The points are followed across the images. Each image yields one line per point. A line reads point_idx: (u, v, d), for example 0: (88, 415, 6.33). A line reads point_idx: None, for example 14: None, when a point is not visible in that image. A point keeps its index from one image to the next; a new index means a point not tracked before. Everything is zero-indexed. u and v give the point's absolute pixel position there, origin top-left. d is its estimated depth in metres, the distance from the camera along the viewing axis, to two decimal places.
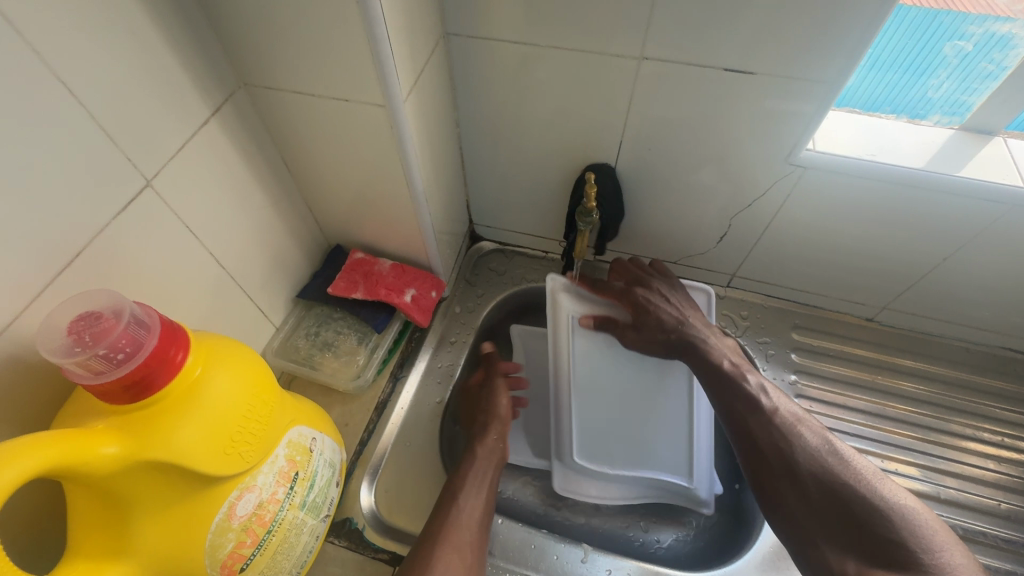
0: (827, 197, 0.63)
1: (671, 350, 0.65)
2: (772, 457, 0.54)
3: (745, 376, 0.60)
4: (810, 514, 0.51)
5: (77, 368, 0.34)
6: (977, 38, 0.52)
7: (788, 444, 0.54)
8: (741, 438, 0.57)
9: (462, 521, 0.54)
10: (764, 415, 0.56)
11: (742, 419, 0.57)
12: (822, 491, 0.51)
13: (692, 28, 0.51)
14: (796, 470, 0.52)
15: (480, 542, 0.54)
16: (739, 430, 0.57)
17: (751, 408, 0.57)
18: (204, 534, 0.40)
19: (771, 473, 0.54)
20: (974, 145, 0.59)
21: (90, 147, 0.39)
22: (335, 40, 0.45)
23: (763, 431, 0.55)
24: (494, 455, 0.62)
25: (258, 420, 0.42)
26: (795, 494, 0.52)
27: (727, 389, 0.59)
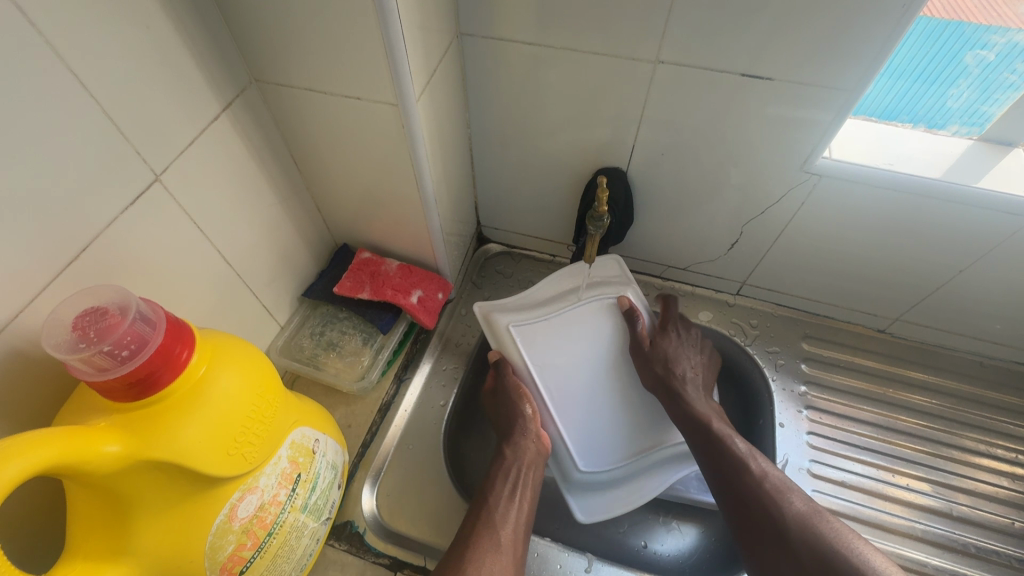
0: (842, 206, 0.62)
1: (658, 389, 0.65)
2: (750, 511, 0.53)
3: (734, 440, 0.58)
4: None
5: (80, 364, 0.33)
6: (999, 48, 0.51)
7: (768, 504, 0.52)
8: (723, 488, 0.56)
9: (494, 524, 0.53)
10: (750, 471, 0.55)
11: (723, 469, 0.56)
12: (805, 554, 0.48)
13: (710, 33, 0.50)
14: (774, 529, 0.51)
15: (518, 550, 0.53)
16: (721, 479, 0.56)
17: (736, 468, 0.56)
18: (205, 536, 0.39)
19: (748, 527, 0.53)
20: (993, 156, 0.58)
21: (99, 140, 0.39)
22: (349, 37, 0.44)
23: (742, 485, 0.54)
24: (528, 453, 0.60)
25: (262, 421, 0.41)
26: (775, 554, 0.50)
27: (708, 443, 0.59)
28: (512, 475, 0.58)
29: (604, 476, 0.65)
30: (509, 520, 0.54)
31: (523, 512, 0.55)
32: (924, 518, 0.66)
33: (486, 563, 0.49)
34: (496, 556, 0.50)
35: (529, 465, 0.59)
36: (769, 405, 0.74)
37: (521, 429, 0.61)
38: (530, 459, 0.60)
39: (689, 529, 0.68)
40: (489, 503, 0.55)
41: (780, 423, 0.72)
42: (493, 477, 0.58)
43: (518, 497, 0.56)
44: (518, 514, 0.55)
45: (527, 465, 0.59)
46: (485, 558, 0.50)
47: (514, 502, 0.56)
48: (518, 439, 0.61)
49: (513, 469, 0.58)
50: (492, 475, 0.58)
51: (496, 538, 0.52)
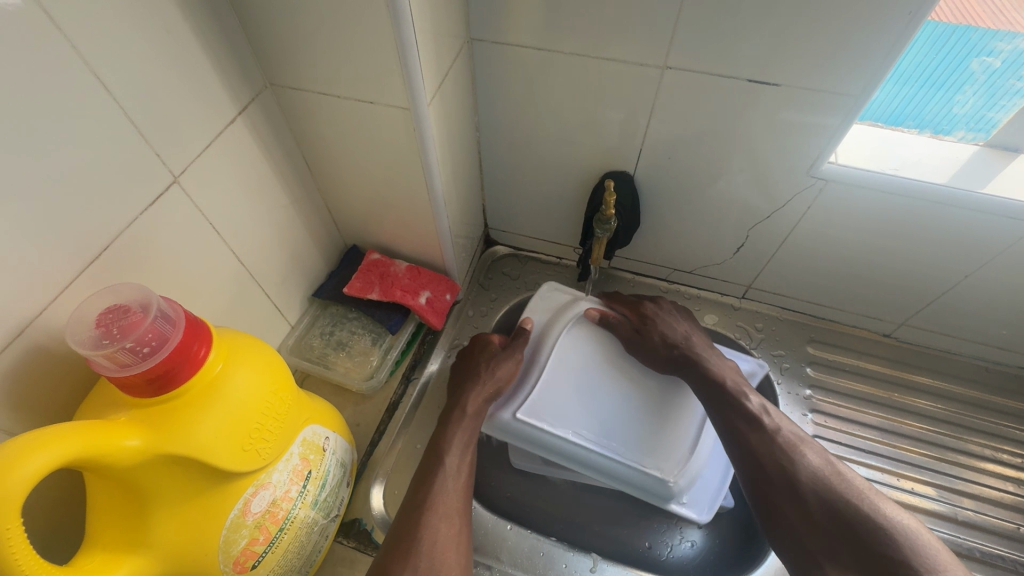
0: (849, 211, 0.62)
1: (672, 367, 0.64)
2: (774, 473, 0.54)
3: (746, 395, 0.60)
4: (810, 532, 0.51)
5: (103, 360, 0.34)
6: (1005, 55, 0.52)
7: (788, 463, 0.54)
8: (746, 456, 0.56)
9: (447, 490, 0.54)
10: (766, 431, 0.57)
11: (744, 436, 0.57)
12: (823, 509, 0.51)
13: (717, 38, 0.51)
14: (797, 488, 0.53)
15: (466, 508, 0.54)
16: (740, 443, 0.57)
17: (755, 433, 0.57)
18: (219, 530, 0.40)
19: (772, 488, 0.54)
20: (1000, 163, 0.58)
21: (120, 141, 0.40)
22: (364, 44, 0.45)
23: (763, 448, 0.56)
24: (475, 418, 0.60)
25: (275, 418, 0.42)
26: (798, 511, 0.52)
27: (733, 419, 0.58)
28: (463, 437, 0.58)
29: (696, 467, 0.62)
30: (456, 484, 0.55)
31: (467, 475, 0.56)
32: (929, 522, 0.66)
33: (441, 530, 0.50)
34: (450, 523, 0.51)
35: (471, 425, 0.60)
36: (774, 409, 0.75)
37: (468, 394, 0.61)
38: (475, 420, 0.60)
39: (695, 531, 0.68)
40: (441, 467, 0.55)
41: None
42: (447, 442, 0.58)
43: (466, 458, 0.57)
44: (463, 475, 0.56)
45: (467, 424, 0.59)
46: (439, 525, 0.51)
47: (464, 465, 0.56)
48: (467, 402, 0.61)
49: (462, 434, 0.58)
50: (445, 441, 0.58)
51: (448, 503, 0.53)
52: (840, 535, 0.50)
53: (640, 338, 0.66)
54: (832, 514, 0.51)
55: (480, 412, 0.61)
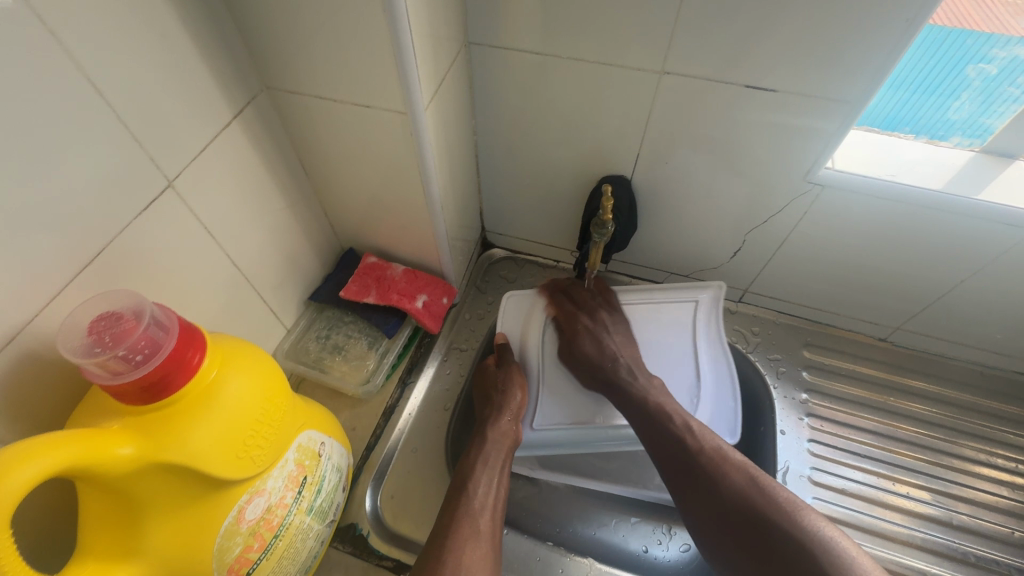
0: (845, 216, 0.62)
1: (598, 384, 0.65)
2: (699, 490, 0.53)
3: (671, 416, 0.58)
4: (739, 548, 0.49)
5: (95, 368, 0.33)
6: (1001, 62, 0.52)
7: (711, 479, 0.53)
8: (673, 473, 0.55)
9: (474, 508, 0.53)
10: (692, 448, 0.55)
11: (669, 453, 0.56)
12: (744, 526, 0.49)
13: (715, 44, 0.51)
14: (722, 503, 0.51)
15: (494, 533, 0.53)
16: (668, 461, 0.56)
17: (675, 451, 0.56)
18: (213, 538, 0.40)
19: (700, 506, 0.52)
20: (995, 169, 0.58)
21: (114, 145, 0.39)
22: (361, 48, 0.45)
23: (687, 463, 0.54)
24: (506, 439, 0.61)
25: (270, 425, 0.42)
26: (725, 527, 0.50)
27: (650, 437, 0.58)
28: (490, 458, 0.59)
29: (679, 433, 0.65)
30: (484, 503, 0.55)
31: (498, 498, 0.56)
32: (924, 527, 0.67)
33: (467, 552, 0.49)
34: (476, 543, 0.50)
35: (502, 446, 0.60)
36: (770, 413, 0.75)
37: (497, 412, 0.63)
38: (507, 444, 0.61)
39: None
40: (468, 486, 0.56)
41: (781, 430, 0.73)
42: (471, 465, 0.58)
43: (495, 479, 0.57)
44: (491, 492, 0.56)
45: (497, 445, 0.60)
46: (465, 547, 0.50)
47: (493, 487, 0.57)
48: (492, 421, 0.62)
49: (492, 453, 0.59)
50: (471, 462, 0.58)
51: (475, 524, 0.52)
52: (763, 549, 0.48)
53: (571, 351, 0.67)
54: (757, 529, 0.48)
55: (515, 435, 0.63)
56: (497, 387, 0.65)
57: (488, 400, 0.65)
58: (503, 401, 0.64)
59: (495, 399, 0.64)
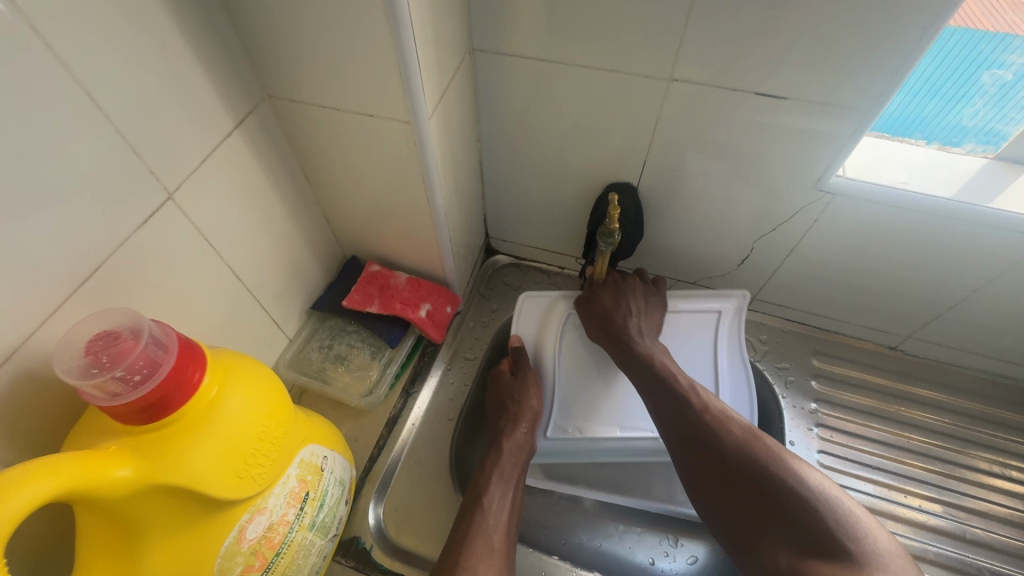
0: (856, 225, 0.61)
1: (608, 340, 0.65)
2: (698, 442, 0.52)
3: (676, 376, 0.58)
4: (734, 500, 0.48)
5: (92, 390, 0.33)
6: (1016, 68, 0.51)
7: (711, 431, 0.52)
8: (670, 425, 0.55)
9: (490, 523, 0.52)
10: (692, 404, 0.55)
11: (669, 406, 0.55)
12: (744, 479, 0.48)
13: (724, 52, 0.50)
14: (719, 456, 0.50)
15: (508, 549, 0.52)
16: (668, 414, 0.55)
17: (679, 405, 0.55)
18: (214, 558, 0.39)
19: (697, 457, 0.51)
20: (1010, 176, 0.57)
21: (112, 159, 0.39)
22: (364, 58, 0.44)
23: (687, 416, 0.54)
24: (521, 452, 0.61)
25: (272, 441, 0.41)
26: (720, 479, 0.49)
27: (654, 387, 0.58)
28: (505, 472, 0.58)
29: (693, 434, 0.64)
30: (500, 517, 0.54)
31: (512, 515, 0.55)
32: (936, 540, 0.65)
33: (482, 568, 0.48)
34: (490, 560, 0.49)
35: (516, 460, 0.60)
36: (779, 423, 0.74)
37: (513, 424, 0.62)
38: (521, 458, 0.60)
39: (698, 546, 0.68)
40: (483, 501, 0.54)
41: (790, 441, 0.72)
42: (486, 479, 0.57)
43: (510, 493, 0.57)
44: (506, 506, 0.55)
45: (513, 459, 0.60)
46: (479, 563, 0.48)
47: (507, 501, 0.56)
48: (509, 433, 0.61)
49: (507, 467, 0.58)
50: (487, 476, 0.57)
51: (490, 540, 0.51)
52: (756, 499, 0.47)
53: (589, 306, 0.68)
54: (751, 481, 0.47)
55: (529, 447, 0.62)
56: (512, 397, 0.65)
57: (503, 411, 0.64)
58: (521, 414, 0.63)
59: (510, 412, 0.63)
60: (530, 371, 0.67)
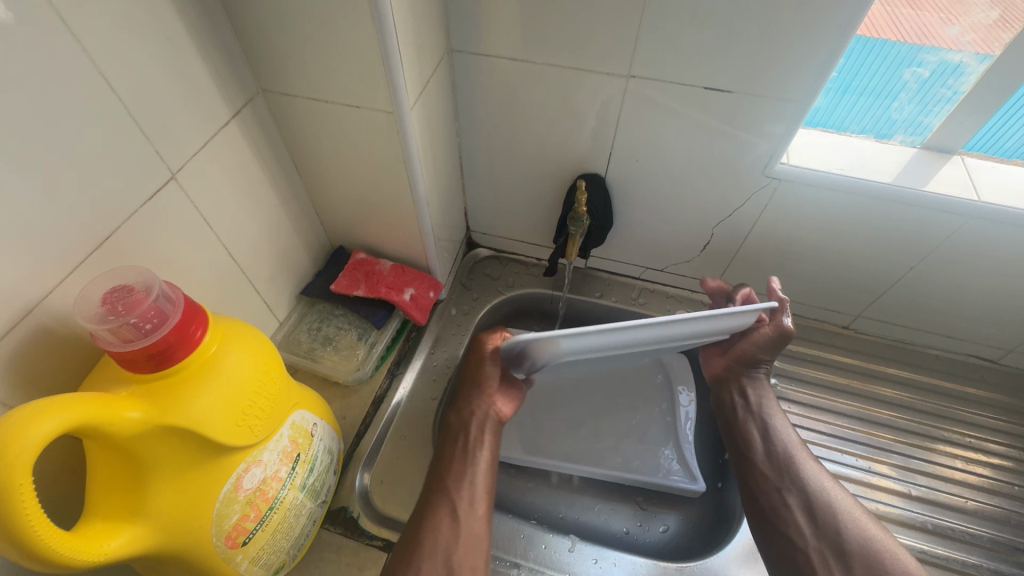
0: (802, 208, 0.67)
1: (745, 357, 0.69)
2: (777, 489, 0.62)
3: (773, 423, 0.67)
4: (810, 542, 0.58)
5: (106, 334, 0.37)
6: (932, 66, 0.58)
7: (789, 474, 0.62)
8: (749, 468, 0.66)
9: (452, 488, 0.58)
10: (772, 446, 0.65)
11: (751, 443, 0.66)
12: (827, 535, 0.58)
13: (675, 52, 0.56)
14: (801, 504, 0.60)
15: (484, 507, 0.57)
16: (753, 455, 0.66)
17: (764, 442, 0.66)
18: (214, 503, 0.42)
19: (774, 504, 0.62)
20: (935, 163, 0.64)
21: (122, 138, 0.43)
22: (351, 54, 0.49)
23: (771, 456, 0.64)
24: (474, 420, 0.63)
25: (267, 398, 0.45)
26: (803, 526, 0.59)
27: (733, 397, 0.70)
28: (464, 440, 0.61)
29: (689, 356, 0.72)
30: (473, 489, 0.58)
31: (480, 471, 0.59)
32: (888, 499, 0.70)
33: (442, 529, 0.54)
34: (451, 522, 0.55)
35: (477, 425, 0.62)
36: None
37: (464, 399, 0.64)
38: (478, 419, 0.62)
39: (670, 516, 0.72)
40: (444, 471, 0.59)
41: None
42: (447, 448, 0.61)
43: (472, 456, 0.60)
44: (477, 472, 0.59)
45: (472, 426, 0.62)
46: (439, 526, 0.54)
47: (468, 463, 0.59)
48: (463, 404, 0.63)
49: (461, 436, 0.62)
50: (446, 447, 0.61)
51: (455, 501, 0.57)
52: (832, 547, 0.57)
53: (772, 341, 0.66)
54: (832, 529, 0.58)
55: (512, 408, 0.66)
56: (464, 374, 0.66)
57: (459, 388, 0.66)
58: (473, 385, 0.64)
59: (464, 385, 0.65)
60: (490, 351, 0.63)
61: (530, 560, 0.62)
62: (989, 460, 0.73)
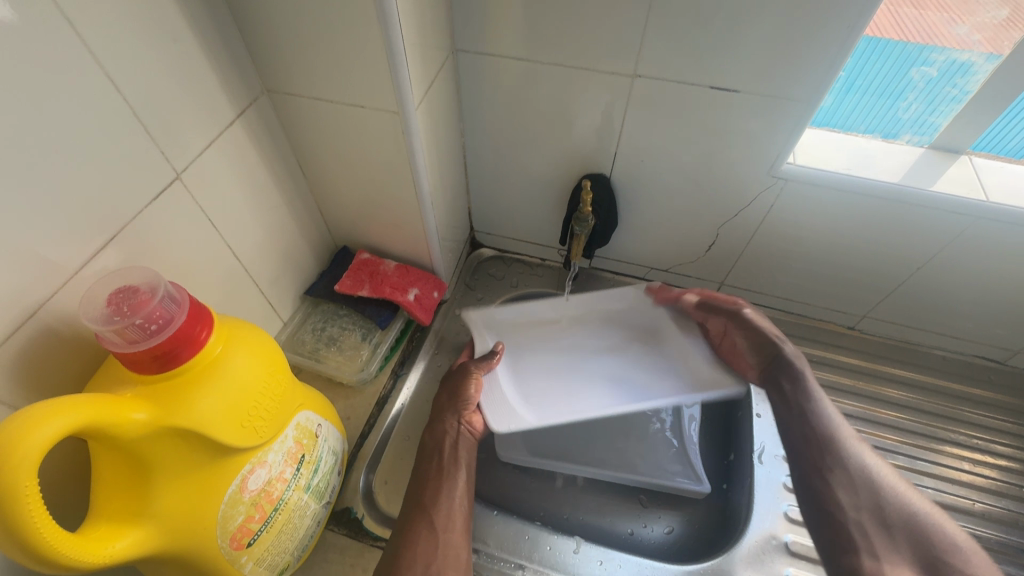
0: (808, 208, 0.67)
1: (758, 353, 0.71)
2: (818, 461, 0.57)
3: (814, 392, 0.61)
4: (853, 519, 0.53)
5: (112, 336, 0.37)
6: (940, 64, 0.58)
7: (831, 447, 0.57)
8: (793, 447, 0.59)
9: (428, 505, 0.57)
10: (812, 424, 0.59)
11: (794, 422, 0.60)
12: (873, 513, 0.53)
13: (681, 52, 0.56)
14: (843, 478, 0.55)
15: (464, 523, 0.57)
16: (794, 433, 0.60)
17: (809, 420, 0.59)
18: (218, 505, 0.42)
19: (816, 476, 0.56)
20: (942, 163, 0.63)
21: (127, 138, 0.43)
22: (356, 54, 0.49)
23: (813, 435, 0.58)
24: (447, 441, 0.63)
25: (271, 399, 0.45)
26: (844, 500, 0.54)
27: (779, 377, 0.62)
28: (443, 459, 0.61)
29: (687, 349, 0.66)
30: (451, 506, 0.58)
31: (457, 488, 0.60)
32: None
33: (421, 545, 0.54)
34: (430, 538, 0.54)
35: (452, 444, 0.63)
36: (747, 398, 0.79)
37: (439, 419, 0.64)
38: (451, 440, 0.63)
39: (675, 517, 0.71)
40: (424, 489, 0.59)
41: (757, 414, 0.75)
42: (423, 470, 0.61)
43: (448, 474, 0.60)
44: (455, 490, 0.59)
45: (446, 445, 0.62)
46: (417, 542, 0.54)
47: (448, 481, 0.60)
48: (437, 425, 0.64)
49: (435, 456, 0.62)
50: (423, 467, 0.61)
51: (433, 520, 0.56)
52: (878, 522, 0.52)
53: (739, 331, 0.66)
54: (877, 507, 0.53)
55: (487, 428, 0.67)
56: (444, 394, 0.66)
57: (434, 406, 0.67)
58: (448, 406, 0.65)
59: (440, 403, 0.66)
60: (474, 379, 0.65)
61: (534, 561, 0.63)
62: (997, 462, 0.72)
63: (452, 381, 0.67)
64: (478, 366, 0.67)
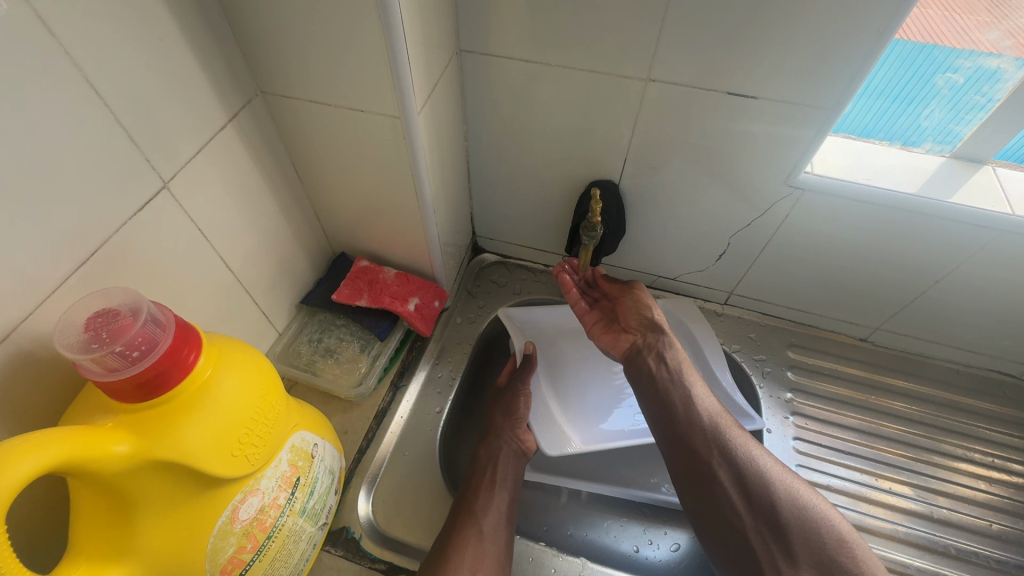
0: (825, 219, 0.64)
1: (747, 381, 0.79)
2: (703, 463, 0.55)
3: (684, 384, 0.60)
4: (747, 521, 0.52)
5: (91, 364, 0.34)
6: (967, 72, 0.55)
7: (716, 447, 0.55)
8: (676, 448, 0.57)
9: (477, 512, 0.59)
10: (699, 419, 0.57)
11: (676, 417, 0.58)
12: (763, 513, 0.51)
13: (697, 56, 0.53)
14: (730, 477, 0.53)
15: (505, 535, 0.59)
16: (675, 430, 0.57)
17: (685, 411, 0.58)
18: (207, 537, 0.40)
19: (704, 481, 0.54)
20: (965, 173, 0.61)
21: (111, 146, 0.40)
22: (355, 56, 0.46)
23: (692, 434, 0.56)
24: (501, 454, 0.66)
25: (265, 423, 0.42)
26: (736, 504, 0.53)
27: (651, 364, 0.63)
28: (497, 471, 0.64)
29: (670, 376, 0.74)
30: (497, 517, 0.59)
31: (504, 501, 0.61)
32: (907, 521, 0.68)
33: (466, 553, 0.55)
34: (477, 546, 0.56)
35: (505, 460, 0.65)
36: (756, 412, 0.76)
37: (496, 435, 0.67)
38: (506, 455, 0.66)
39: (681, 534, 0.69)
40: (471, 497, 0.60)
41: (767, 429, 0.74)
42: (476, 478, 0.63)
43: (498, 485, 0.62)
44: (502, 503, 0.61)
45: (501, 459, 0.65)
46: (464, 550, 0.55)
47: (496, 492, 0.62)
48: (494, 439, 0.67)
49: (488, 468, 0.64)
50: (473, 475, 0.63)
51: (481, 529, 0.58)
52: (769, 524, 0.51)
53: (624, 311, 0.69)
54: (765, 502, 0.52)
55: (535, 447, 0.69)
56: (500, 408, 0.70)
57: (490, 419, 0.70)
58: (505, 423, 0.68)
59: (498, 418, 0.69)
60: (521, 397, 0.69)
61: None
62: (1012, 481, 0.71)
63: (505, 398, 0.70)
64: (522, 382, 0.70)
